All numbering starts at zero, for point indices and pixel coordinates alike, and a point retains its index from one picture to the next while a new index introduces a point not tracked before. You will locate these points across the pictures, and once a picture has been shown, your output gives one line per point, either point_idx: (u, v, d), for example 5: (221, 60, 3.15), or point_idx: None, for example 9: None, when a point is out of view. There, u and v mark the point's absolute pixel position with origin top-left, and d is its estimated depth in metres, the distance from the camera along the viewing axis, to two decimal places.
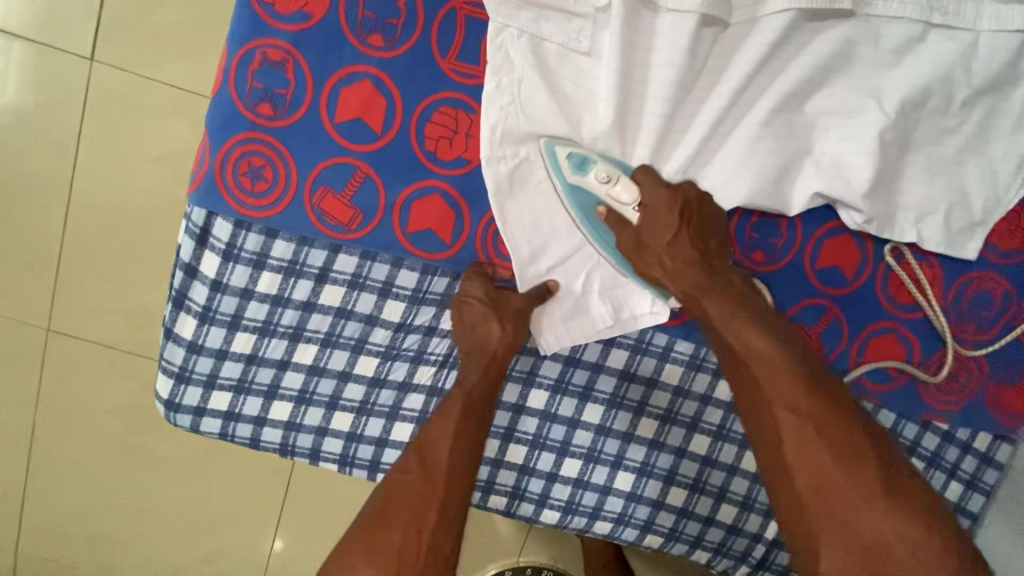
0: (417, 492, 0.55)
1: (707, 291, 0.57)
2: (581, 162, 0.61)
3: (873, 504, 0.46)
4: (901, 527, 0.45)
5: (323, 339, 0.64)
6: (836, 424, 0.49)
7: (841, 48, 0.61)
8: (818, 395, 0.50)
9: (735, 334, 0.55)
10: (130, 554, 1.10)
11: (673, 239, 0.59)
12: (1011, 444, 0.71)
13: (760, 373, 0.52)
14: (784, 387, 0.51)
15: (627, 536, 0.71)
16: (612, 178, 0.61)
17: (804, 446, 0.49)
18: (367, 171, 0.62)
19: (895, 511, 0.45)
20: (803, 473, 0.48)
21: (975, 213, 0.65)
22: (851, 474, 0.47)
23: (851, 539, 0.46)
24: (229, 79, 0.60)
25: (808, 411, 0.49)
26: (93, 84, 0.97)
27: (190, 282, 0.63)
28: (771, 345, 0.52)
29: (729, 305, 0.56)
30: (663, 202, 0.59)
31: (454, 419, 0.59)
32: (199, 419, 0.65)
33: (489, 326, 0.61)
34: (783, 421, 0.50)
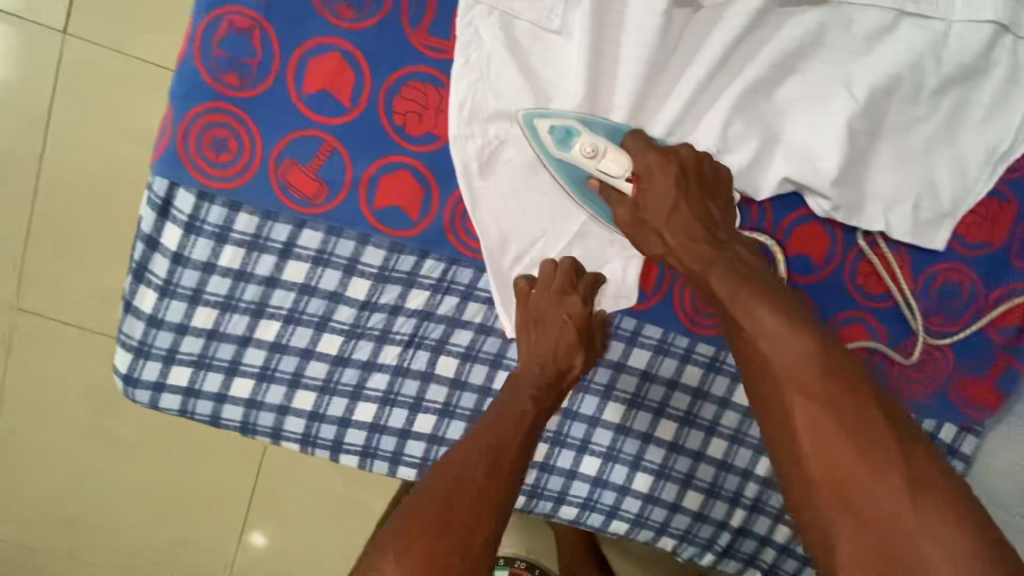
0: (484, 489, 0.50)
1: (712, 265, 0.54)
2: (565, 136, 0.60)
3: (901, 498, 0.41)
4: (936, 527, 0.40)
5: (286, 315, 0.63)
6: (857, 409, 0.44)
7: (812, 33, 0.61)
8: (836, 376, 0.46)
9: (741, 310, 0.51)
10: (94, 538, 1.08)
11: (671, 210, 0.58)
12: (977, 437, 0.70)
13: (768, 351, 0.48)
14: (798, 369, 0.46)
15: (592, 522, 0.71)
16: (598, 150, 0.59)
17: (820, 432, 0.44)
18: (333, 145, 0.61)
19: (921, 506, 0.41)
20: (818, 463, 0.44)
21: (944, 203, 0.65)
22: (876, 458, 0.43)
23: (874, 538, 0.42)
24: (194, 47, 0.59)
25: (824, 394, 0.45)
26: (66, 57, 0.95)
27: (150, 255, 0.62)
28: (783, 323, 0.48)
29: (735, 280, 0.52)
30: (656, 167, 0.59)
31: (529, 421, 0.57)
32: (158, 395, 0.64)
33: (573, 355, 0.62)
34: (795, 406, 0.46)
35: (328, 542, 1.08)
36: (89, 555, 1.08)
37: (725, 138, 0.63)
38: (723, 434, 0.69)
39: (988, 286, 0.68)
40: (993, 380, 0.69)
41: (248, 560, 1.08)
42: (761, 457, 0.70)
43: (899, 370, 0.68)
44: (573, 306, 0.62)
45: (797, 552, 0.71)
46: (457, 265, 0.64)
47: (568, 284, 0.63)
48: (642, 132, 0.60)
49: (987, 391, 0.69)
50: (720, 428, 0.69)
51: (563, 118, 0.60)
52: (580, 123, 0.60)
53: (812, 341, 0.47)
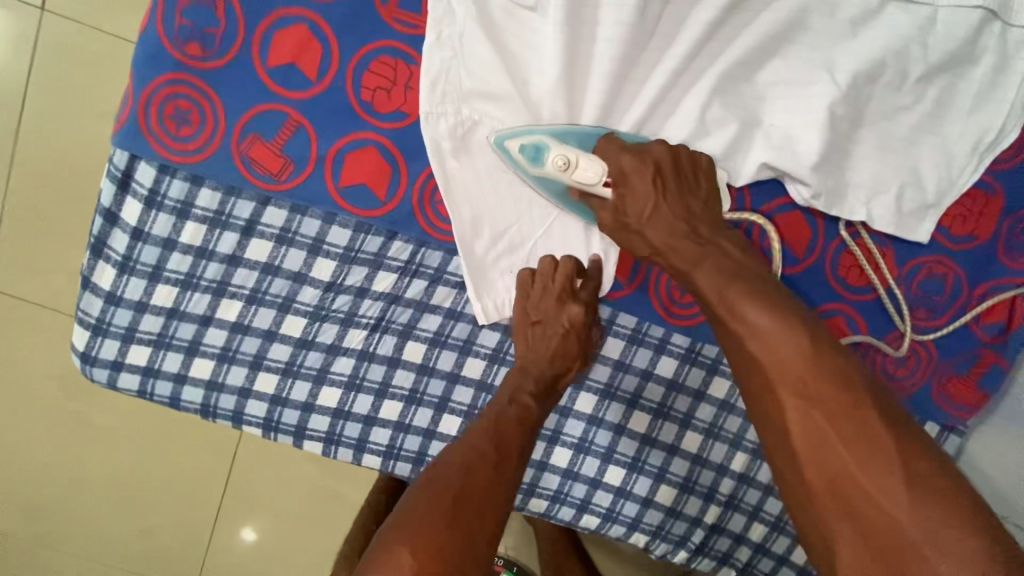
0: (488, 476, 0.50)
1: (698, 264, 0.53)
2: (536, 152, 0.59)
3: (897, 495, 0.40)
4: (934, 522, 0.39)
5: (249, 295, 0.62)
6: (850, 405, 0.43)
7: (795, 15, 0.59)
8: (828, 373, 0.44)
9: (729, 310, 0.49)
10: (65, 526, 1.06)
11: (651, 212, 0.57)
12: (959, 437, 0.68)
13: (759, 353, 0.47)
14: (787, 369, 0.45)
15: (562, 515, 0.69)
16: (570, 162, 0.58)
17: (812, 431, 0.43)
18: (298, 120, 0.59)
19: (921, 504, 0.40)
20: (812, 463, 0.43)
21: (928, 194, 0.64)
22: (873, 457, 0.41)
23: (870, 537, 0.41)
24: (157, 16, 0.57)
25: (815, 392, 0.44)
26: (42, 34, 0.94)
27: (109, 229, 0.60)
28: (773, 321, 0.47)
29: (721, 278, 0.51)
30: (631, 170, 0.58)
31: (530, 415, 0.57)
32: (116, 374, 0.62)
33: (570, 361, 0.62)
34: (788, 405, 0.45)
35: (301, 535, 1.06)
36: (58, 543, 1.06)
37: (703, 122, 0.62)
38: (698, 428, 0.68)
39: (972, 281, 0.66)
40: (977, 378, 0.67)
41: (221, 551, 1.06)
42: (737, 452, 0.68)
43: (879, 363, 0.67)
44: (575, 314, 0.62)
45: (773, 551, 0.70)
46: (426, 247, 0.63)
47: (570, 288, 0.62)
48: (614, 135, 0.59)
49: (971, 389, 0.67)
50: (695, 422, 0.67)
51: (531, 135, 0.59)
52: (551, 137, 0.59)
53: (800, 337, 0.46)
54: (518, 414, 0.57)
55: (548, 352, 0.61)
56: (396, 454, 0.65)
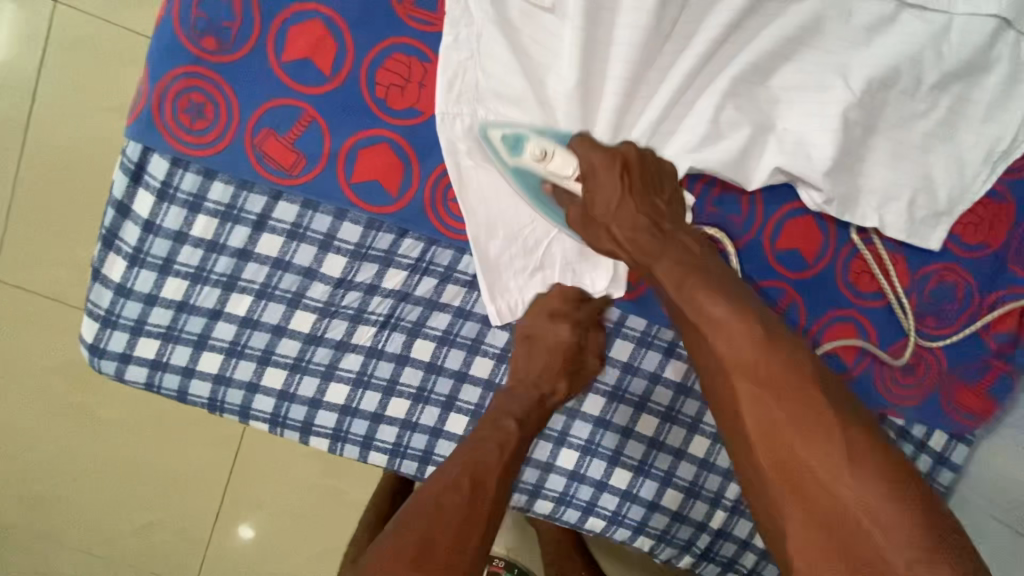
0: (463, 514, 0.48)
1: (658, 255, 0.50)
2: (515, 141, 0.58)
3: (848, 480, 0.40)
4: (882, 507, 0.39)
5: (258, 290, 0.61)
6: (799, 389, 0.43)
7: (810, 21, 0.59)
8: (778, 359, 0.44)
9: (687, 299, 0.48)
10: (66, 519, 1.06)
11: (617, 205, 0.53)
12: (967, 446, 0.68)
13: (714, 341, 0.46)
14: (740, 357, 0.44)
15: (567, 517, 0.69)
16: (547, 153, 0.57)
17: (763, 417, 0.43)
18: (312, 115, 0.59)
19: (869, 487, 0.39)
20: (766, 450, 0.43)
21: (940, 202, 0.63)
22: (818, 441, 0.41)
23: (823, 524, 0.40)
24: (174, 9, 0.57)
25: (766, 378, 0.43)
26: (56, 27, 0.94)
27: (121, 221, 0.60)
28: (726, 310, 0.46)
29: (680, 269, 0.49)
30: (600, 166, 0.54)
31: (513, 442, 0.54)
32: (124, 366, 0.62)
33: (556, 382, 0.61)
34: (741, 393, 0.44)
35: (302, 533, 1.05)
36: (58, 536, 1.06)
37: (717, 125, 0.61)
38: (705, 432, 0.67)
39: (983, 290, 0.66)
40: (985, 388, 0.67)
41: (222, 548, 1.06)
42: None
43: (888, 370, 0.66)
44: (564, 334, 0.61)
45: (779, 557, 0.69)
46: (437, 245, 0.63)
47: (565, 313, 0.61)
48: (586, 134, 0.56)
49: (980, 398, 0.67)
50: (703, 426, 0.67)
51: (513, 126, 0.59)
52: (530, 130, 0.58)
53: (751, 324, 0.45)
54: (499, 441, 0.54)
55: (533, 389, 0.59)
56: (402, 452, 0.65)
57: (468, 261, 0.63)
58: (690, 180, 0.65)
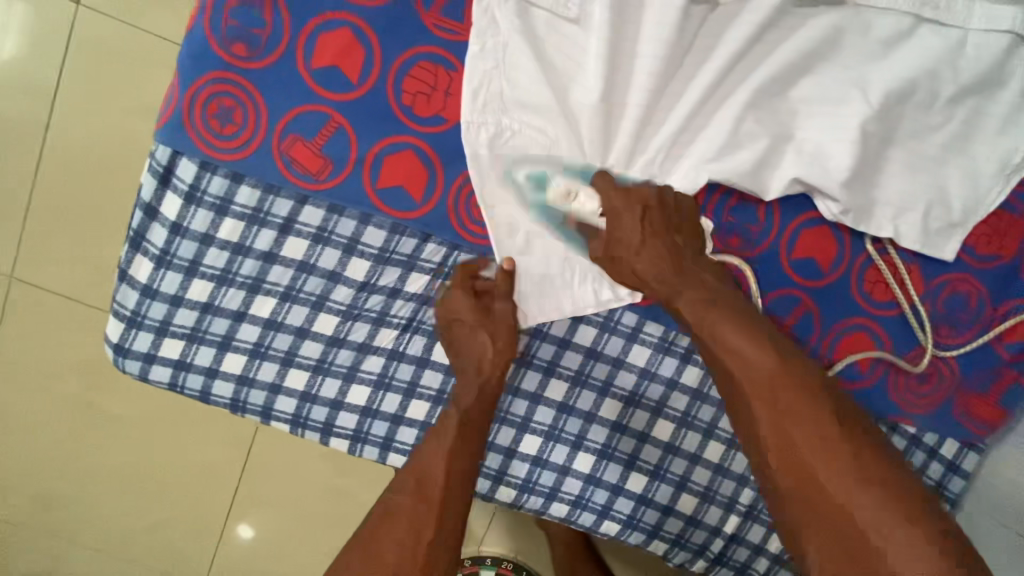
0: (412, 510, 0.57)
1: (681, 288, 0.57)
2: (540, 180, 0.62)
3: (861, 497, 0.45)
4: (888, 522, 0.44)
5: (283, 292, 0.62)
6: (815, 414, 0.49)
7: (829, 35, 0.60)
8: (793, 382, 0.50)
9: (709, 331, 0.54)
10: (78, 517, 1.06)
11: (640, 243, 0.58)
12: (978, 454, 0.69)
13: (735, 369, 0.52)
14: (761, 383, 0.50)
15: (582, 521, 0.69)
16: (571, 192, 0.62)
17: (783, 438, 0.49)
18: (339, 121, 0.60)
19: (878, 505, 0.45)
20: (786, 469, 0.48)
21: (955, 213, 0.64)
22: (830, 461, 0.47)
23: (838, 537, 0.45)
24: (206, 16, 0.58)
25: (784, 402, 0.49)
26: (77, 28, 0.95)
27: (149, 223, 0.61)
28: (747, 342, 0.52)
29: (702, 302, 0.55)
30: (622, 207, 0.59)
31: (451, 438, 0.59)
32: (149, 366, 0.63)
33: (482, 340, 0.61)
34: (761, 417, 0.50)
35: (313, 534, 1.06)
36: (70, 532, 1.07)
37: (736, 135, 0.62)
38: (721, 437, 0.68)
39: (995, 301, 0.67)
40: (996, 397, 0.68)
41: (233, 548, 1.07)
42: None
43: (901, 379, 0.67)
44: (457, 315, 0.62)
45: (791, 563, 0.70)
46: (459, 250, 0.64)
47: (484, 308, 0.62)
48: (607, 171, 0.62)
49: (991, 408, 0.68)
50: (718, 431, 0.68)
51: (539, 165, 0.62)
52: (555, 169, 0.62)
53: (770, 353, 0.51)
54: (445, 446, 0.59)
55: (475, 384, 0.61)
56: None
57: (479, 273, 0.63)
58: (710, 188, 0.66)
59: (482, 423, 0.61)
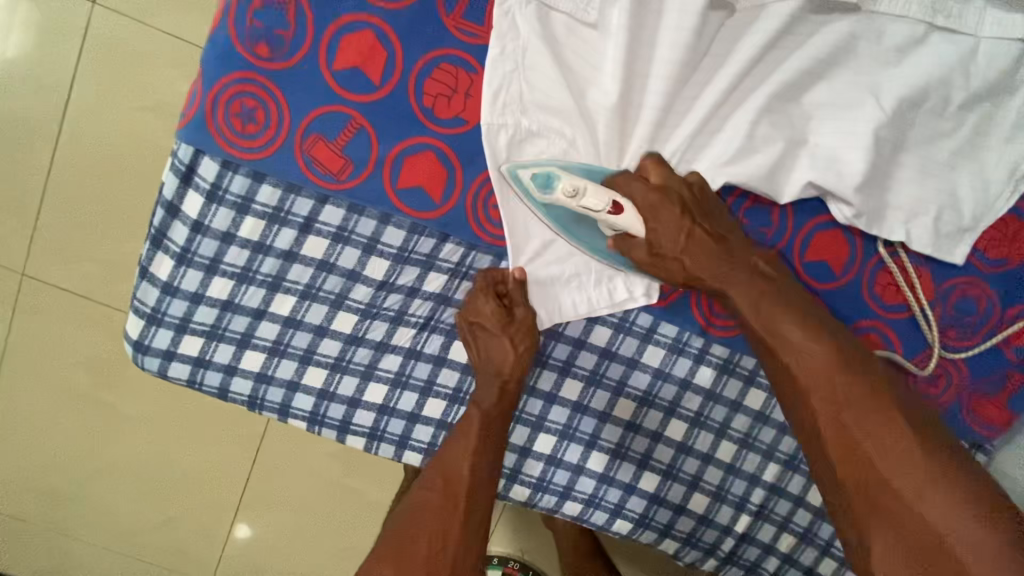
0: (441, 507, 0.59)
1: (735, 284, 0.60)
2: (546, 180, 0.58)
3: (925, 491, 0.48)
4: (955, 515, 0.46)
5: (302, 291, 0.63)
6: (875, 407, 0.51)
7: (843, 41, 0.61)
8: (852, 378, 0.53)
9: (767, 327, 0.57)
10: (86, 514, 1.07)
11: (686, 239, 0.60)
12: (985, 455, 0.70)
13: (795, 365, 0.55)
14: (821, 380, 0.54)
15: (595, 519, 0.70)
16: (579, 190, 0.57)
17: (844, 432, 0.52)
18: (360, 122, 0.61)
19: (943, 499, 0.47)
20: (846, 463, 0.51)
21: (965, 218, 0.65)
22: (891, 454, 0.50)
23: (902, 528, 0.48)
24: (230, 17, 0.59)
25: (843, 397, 0.52)
26: (92, 27, 0.96)
27: (170, 221, 0.62)
28: (806, 338, 0.55)
29: (758, 299, 0.58)
30: (659, 204, 0.59)
31: (475, 437, 0.60)
32: (168, 363, 0.64)
33: (505, 348, 0.63)
34: (821, 411, 0.53)
35: (321, 533, 1.06)
36: (78, 529, 1.07)
37: (751, 140, 0.63)
38: (733, 438, 0.69)
39: (1005, 304, 0.68)
40: (1005, 400, 0.68)
41: (241, 546, 1.07)
42: (770, 464, 0.69)
43: (910, 381, 0.68)
44: (484, 317, 0.62)
45: (801, 563, 0.71)
46: (476, 250, 0.65)
47: (506, 313, 0.62)
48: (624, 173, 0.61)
49: (1000, 410, 0.68)
50: (730, 431, 0.69)
51: (542, 164, 0.59)
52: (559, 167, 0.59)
53: (828, 349, 0.55)
54: (466, 448, 0.60)
55: (494, 384, 0.62)
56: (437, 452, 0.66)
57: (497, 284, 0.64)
58: (724, 191, 0.67)
59: (502, 425, 0.62)
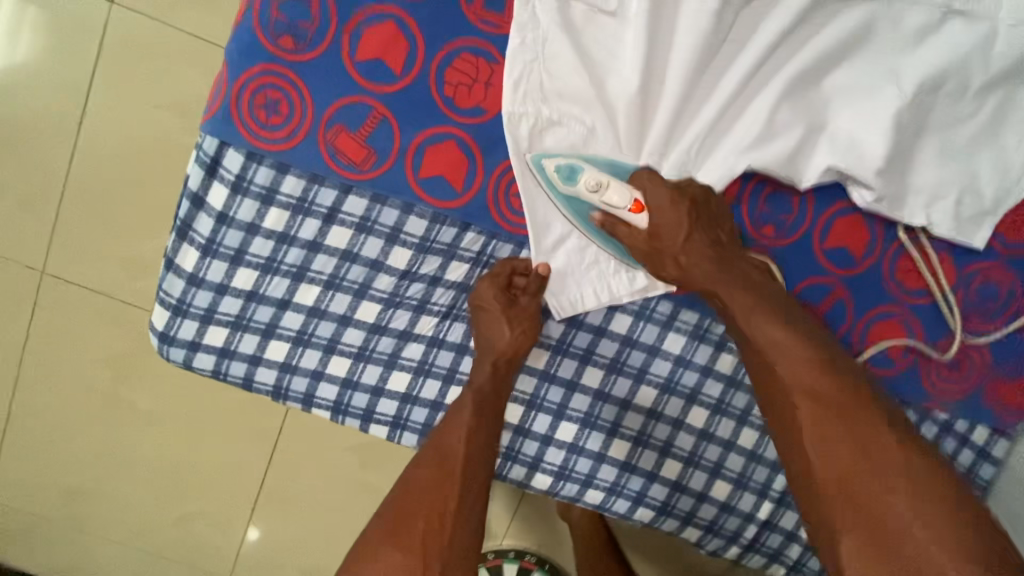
0: (435, 488, 0.57)
1: (722, 283, 0.59)
2: (570, 172, 0.61)
3: (896, 488, 0.48)
4: (924, 512, 0.47)
5: (326, 281, 0.64)
6: (855, 410, 0.51)
7: (863, 26, 0.61)
8: (832, 377, 0.52)
9: (752, 325, 0.56)
10: (105, 510, 1.07)
11: (685, 239, 0.59)
12: (1008, 441, 0.70)
13: (776, 361, 0.54)
14: (803, 377, 0.53)
15: (617, 507, 0.70)
16: (601, 184, 0.60)
17: (822, 429, 0.51)
18: (383, 112, 0.62)
19: (914, 495, 0.47)
20: (824, 463, 0.50)
21: (985, 201, 0.65)
22: (865, 451, 0.49)
23: (874, 529, 0.48)
24: (253, 10, 0.60)
25: (823, 395, 0.52)
26: (110, 26, 0.97)
27: (195, 213, 0.62)
28: (787, 334, 0.55)
29: (745, 296, 0.57)
30: (667, 204, 0.60)
31: (468, 412, 0.60)
32: (193, 354, 0.64)
33: (501, 328, 0.63)
34: (801, 408, 0.52)
35: (339, 527, 1.07)
36: (98, 527, 1.08)
37: (770, 126, 0.63)
38: (754, 424, 0.69)
39: None
40: None
41: (259, 541, 1.08)
42: None
43: (931, 366, 0.68)
44: (488, 299, 0.63)
45: None
46: (497, 239, 0.65)
47: (510, 298, 0.63)
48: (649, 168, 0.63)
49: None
50: (752, 418, 0.69)
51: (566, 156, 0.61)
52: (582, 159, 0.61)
53: (809, 349, 0.54)
54: (456, 425, 0.60)
55: (488, 364, 0.63)
56: None
57: (505, 274, 0.64)
58: (744, 177, 0.67)
59: (495, 405, 0.62)
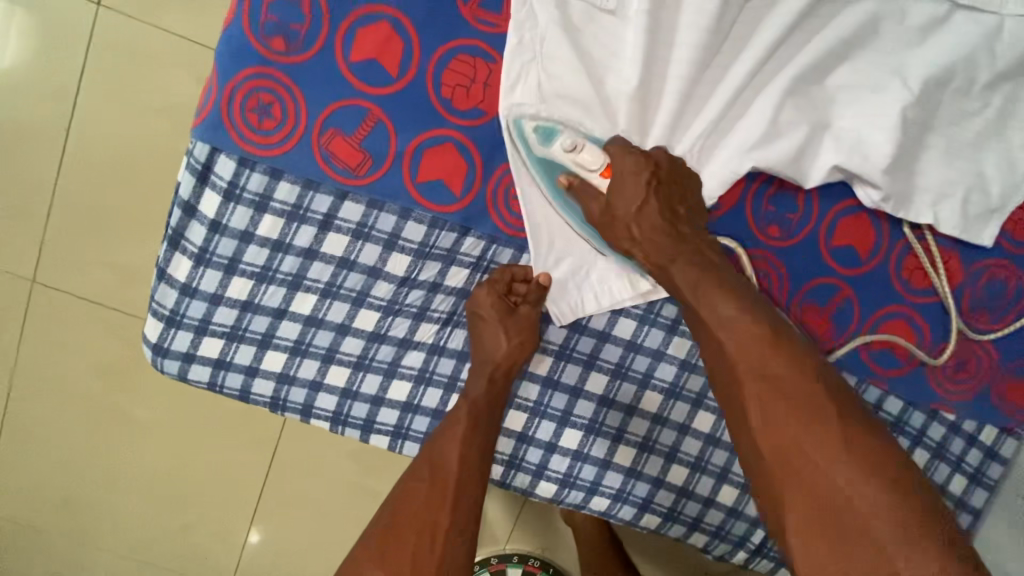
0: (428, 501, 0.56)
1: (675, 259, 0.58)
2: (547, 132, 0.60)
3: (840, 462, 0.45)
4: (867, 485, 0.44)
5: (323, 289, 0.62)
6: (800, 383, 0.49)
7: (868, 21, 0.60)
8: (781, 352, 0.50)
9: (701, 301, 0.55)
10: (101, 521, 1.06)
11: (639, 207, 0.58)
12: (1016, 440, 0.69)
13: (725, 337, 0.53)
14: (751, 351, 0.51)
15: (623, 514, 0.69)
16: (576, 145, 0.60)
17: (766, 401, 0.49)
18: (379, 116, 0.60)
19: (857, 468, 0.45)
20: (770, 434, 0.48)
21: (992, 198, 0.64)
22: (810, 424, 0.47)
23: (817, 503, 0.45)
24: (243, 11, 0.58)
25: (770, 369, 0.50)
26: (97, 29, 0.95)
27: (188, 221, 0.61)
28: (735, 310, 0.53)
29: (695, 273, 0.56)
30: (630, 171, 0.58)
31: (463, 425, 0.59)
32: (188, 366, 0.63)
33: (497, 339, 0.62)
34: (747, 381, 0.50)
35: (339, 534, 1.05)
36: (96, 537, 1.06)
37: (775, 124, 0.62)
38: None
39: None
40: None
41: (258, 550, 1.06)
42: None
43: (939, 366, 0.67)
44: (484, 309, 0.63)
45: None
46: (497, 244, 0.64)
47: (508, 307, 0.62)
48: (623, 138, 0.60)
49: None
50: None
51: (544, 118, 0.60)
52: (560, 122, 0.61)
53: (759, 324, 0.52)
54: (450, 437, 0.59)
55: (483, 375, 0.62)
56: None
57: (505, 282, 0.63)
58: (749, 177, 0.66)
59: (490, 418, 0.61)
